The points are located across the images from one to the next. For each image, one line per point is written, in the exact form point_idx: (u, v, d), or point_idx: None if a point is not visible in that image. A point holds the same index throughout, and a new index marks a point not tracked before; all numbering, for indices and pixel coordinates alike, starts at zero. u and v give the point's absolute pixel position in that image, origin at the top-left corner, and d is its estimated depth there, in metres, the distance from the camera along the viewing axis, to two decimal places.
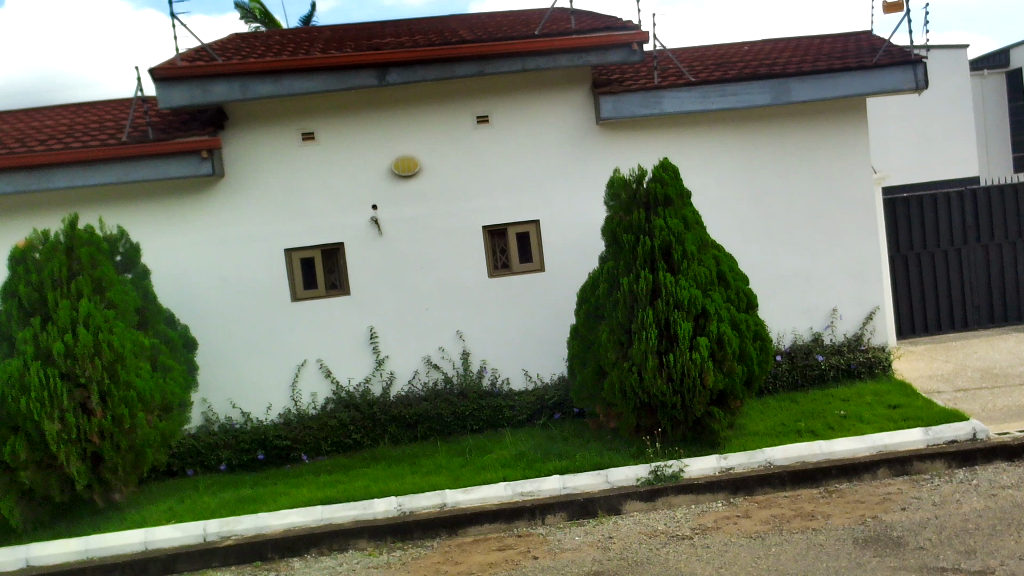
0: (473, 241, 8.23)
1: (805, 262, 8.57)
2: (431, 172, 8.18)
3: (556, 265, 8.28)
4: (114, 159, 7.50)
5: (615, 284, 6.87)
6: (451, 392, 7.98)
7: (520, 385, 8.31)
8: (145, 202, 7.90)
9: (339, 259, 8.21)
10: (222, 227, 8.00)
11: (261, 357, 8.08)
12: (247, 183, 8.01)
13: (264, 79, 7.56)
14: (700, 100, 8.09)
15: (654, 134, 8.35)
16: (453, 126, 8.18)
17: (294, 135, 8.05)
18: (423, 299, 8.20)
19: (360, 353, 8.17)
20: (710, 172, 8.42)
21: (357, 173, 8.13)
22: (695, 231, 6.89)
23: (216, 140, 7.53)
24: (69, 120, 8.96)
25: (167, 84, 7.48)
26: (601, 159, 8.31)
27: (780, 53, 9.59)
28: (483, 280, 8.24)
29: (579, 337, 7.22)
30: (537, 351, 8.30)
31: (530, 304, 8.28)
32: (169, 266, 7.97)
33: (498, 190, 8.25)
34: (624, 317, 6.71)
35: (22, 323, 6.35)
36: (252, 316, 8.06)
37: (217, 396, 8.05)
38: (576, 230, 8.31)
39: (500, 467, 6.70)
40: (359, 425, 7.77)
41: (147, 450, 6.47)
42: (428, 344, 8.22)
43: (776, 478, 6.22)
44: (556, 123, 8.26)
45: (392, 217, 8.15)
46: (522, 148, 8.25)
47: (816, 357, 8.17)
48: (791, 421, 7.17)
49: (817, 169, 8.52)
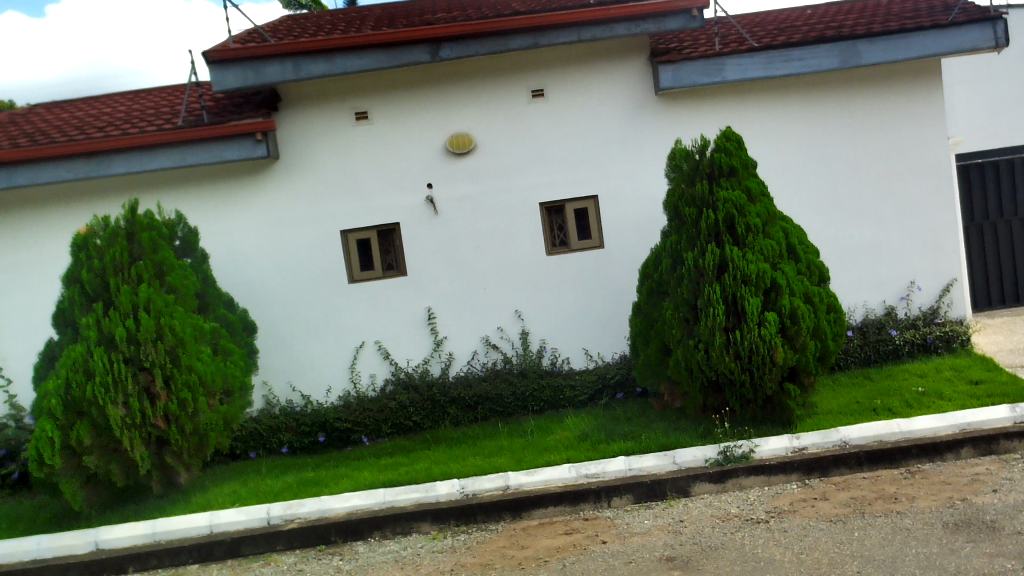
0: (531, 218, 8.06)
1: (876, 233, 8.20)
2: (487, 149, 8.02)
3: (616, 242, 8.07)
4: (171, 144, 7.50)
5: (679, 259, 6.64)
6: (511, 372, 7.86)
7: (580, 365, 8.14)
8: (202, 186, 7.89)
9: (395, 239, 8.12)
10: (278, 210, 7.96)
11: (320, 340, 8.04)
12: (302, 164, 7.95)
13: (316, 58, 7.46)
14: (765, 67, 7.77)
15: (715, 103, 8.04)
16: (507, 101, 8.00)
17: (347, 115, 7.96)
18: (481, 279, 8.07)
19: (418, 335, 8.08)
20: (775, 141, 8.09)
21: (412, 151, 8.01)
22: (763, 203, 6.61)
23: (270, 122, 7.47)
24: (126, 107, 9.01)
25: (221, 66, 7.44)
26: (660, 131, 8.05)
27: (845, 15, 9.17)
28: (541, 258, 8.07)
29: (642, 314, 7.02)
30: (597, 330, 8.13)
31: (590, 283, 8.09)
32: (227, 250, 7.97)
33: (556, 166, 8.05)
34: (689, 293, 6.49)
35: (86, 309, 6.38)
36: (310, 299, 8.02)
37: (277, 379, 8.05)
38: (635, 205, 8.07)
39: (564, 449, 6.54)
40: (419, 408, 7.71)
41: (210, 433, 6.50)
42: (486, 325, 8.09)
43: (852, 458, 5.97)
44: (614, 94, 8.01)
45: (448, 196, 8.02)
46: (579, 121, 8.03)
47: (890, 332, 7.84)
48: (866, 398, 6.88)
49: (889, 136, 8.13)
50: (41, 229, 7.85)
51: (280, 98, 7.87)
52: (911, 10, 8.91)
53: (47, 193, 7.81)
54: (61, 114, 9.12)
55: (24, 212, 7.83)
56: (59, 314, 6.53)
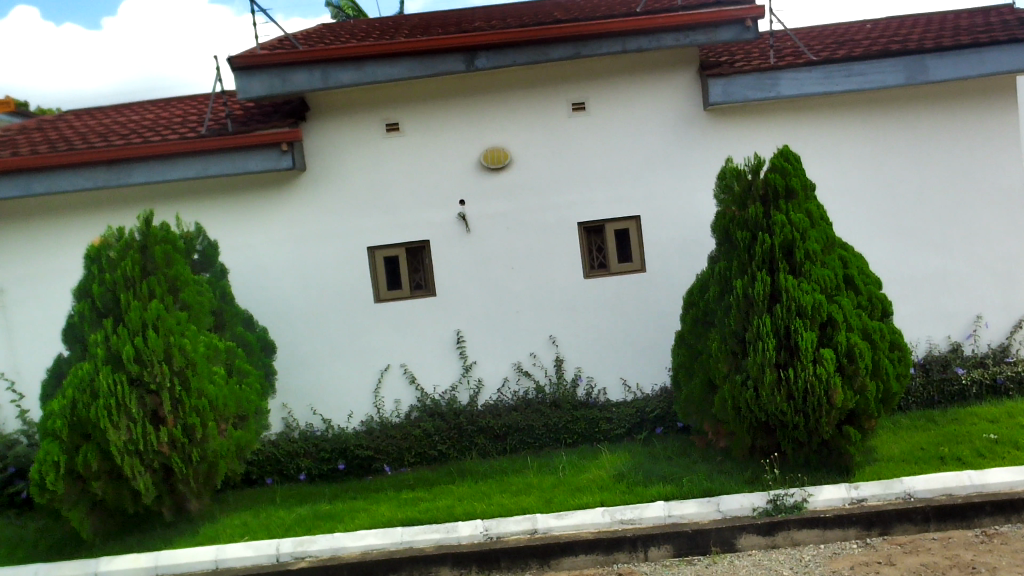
0: (569, 238, 7.60)
1: (942, 263, 7.59)
2: (524, 164, 7.58)
3: (659, 266, 7.57)
4: (194, 153, 7.18)
5: (727, 288, 6.13)
6: (543, 402, 7.38)
7: (617, 396, 7.63)
8: (225, 198, 7.56)
9: (425, 257, 7.71)
10: (303, 224, 7.60)
11: (342, 362, 7.64)
12: (329, 177, 7.59)
13: (345, 66, 7.10)
14: (823, 82, 7.24)
15: (769, 120, 7.52)
16: (547, 114, 7.56)
17: (377, 126, 7.58)
18: (514, 302, 7.61)
19: (446, 359, 7.65)
20: (832, 161, 7.54)
21: (444, 165, 7.60)
22: (821, 228, 6.07)
23: (296, 132, 7.11)
24: (153, 115, 8.74)
25: (247, 73, 7.11)
26: (709, 149, 7.54)
27: (909, 28, 8.60)
28: (578, 280, 7.60)
29: (685, 345, 6.51)
30: (637, 359, 7.62)
31: (630, 309, 7.60)
32: (249, 265, 7.62)
33: (596, 184, 7.59)
34: (737, 325, 5.97)
35: (96, 324, 6.07)
36: (333, 318, 7.63)
37: (298, 401, 7.66)
38: (680, 227, 7.57)
39: (597, 490, 6.02)
40: (445, 437, 7.26)
41: (220, 460, 6.13)
42: (518, 350, 7.63)
43: (918, 514, 5.40)
44: (659, 109, 7.54)
45: (480, 213, 7.59)
46: (623, 137, 7.56)
47: (956, 371, 7.22)
48: (930, 445, 6.28)
49: (957, 158, 7.54)
50: (60, 239, 7.58)
51: (308, 107, 7.53)
52: (981, 24, 8.31)
53: (67, 202, 7.54)
54: (88, 121, 8.88)
55: (43, 221, 7.57)
56: (69, 329, 6.22)
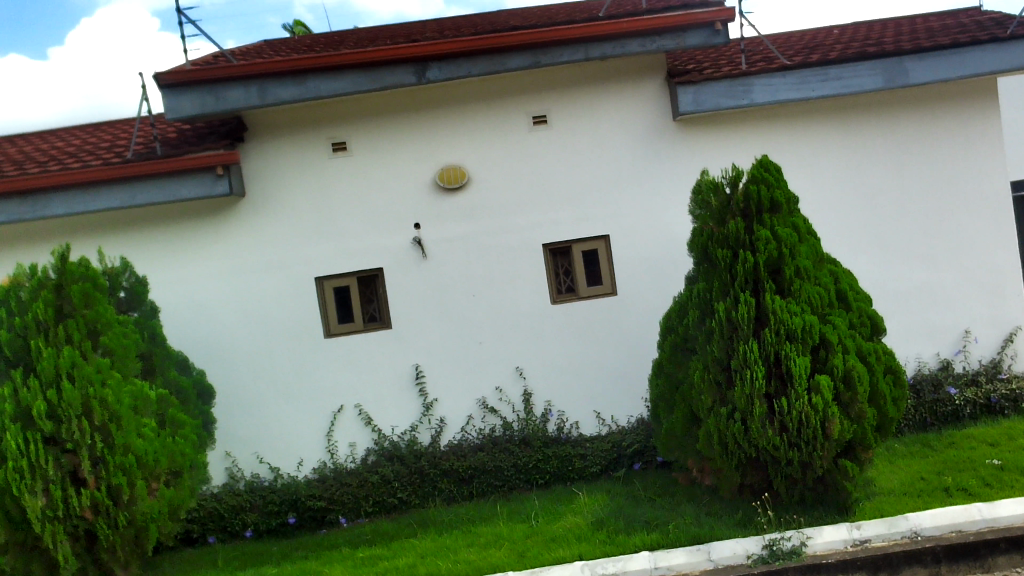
0: (533, 261, 7.05)
1: (928, 276, 7.18)
2: (483, 183, 7.03)
3: (631, 288, 7.06)
4: (118, 181, 6.52)
5: (708, 311, 5.62)
6: (512, 440, 6.81)
7: (591, 430, 7.08)
8: (156, 228, 6.90)
9: (378, 287, 7.11)
10: (243, 254, 6.96)
11: (291, 404, 6.99)
12: (271, 203, 6.97)
13: (285, 81, 6.50)
14: (798, 88, 6.81)
15: (742, 130, 7.07)
16: (506, 128, 7.03)
17: (323, 146, 6.98)
18: (476, 332, 7.03)
19: (405, 396, 7.03)
20: (810, 171, 7.10)
21: (397, 186, 7.02)
22: (809, 243, 5.61)
23: (233, 155, 6.49)
24: (79, 140, 8.05)
25: (175, 91, 6.48)
26: (680, 162, 7.07)
27: (880, 32, 8.24)
28: (545, 306, 7.05)
29: (664, 374, 5.98)
30: (610, 390, 7.08)
31: (602, 335, 7.06)
32: (185, 301, 6.95)
33: (561, 202, 7.06)
34: (720, 351, 5.45)
35: (5, 375, 5.38)
36: (280, 356, 6.98)
37: (242, 448, 6.98)
38: (652, 246, 7.06)
39: (574, 540, 5.44)
40: (405, 483, 6.65)
41: (150, 525, 5.42)
42: (482, 384, 7.05)
43: (928, 555, 4.90)
44: (626, 121, 7.05)
45: (437, 237, 7.02)
46: (588, 151, 7.06)
47: (948, 391, 6.78)
48: (931, 475, 5.81)
49: (939, 165, 7.16)
50: None
51: (245, 127, 6.90)
52: (956, 25, 7.96)
53: None
54: (7, 149, 8.16)
55: None
56: None
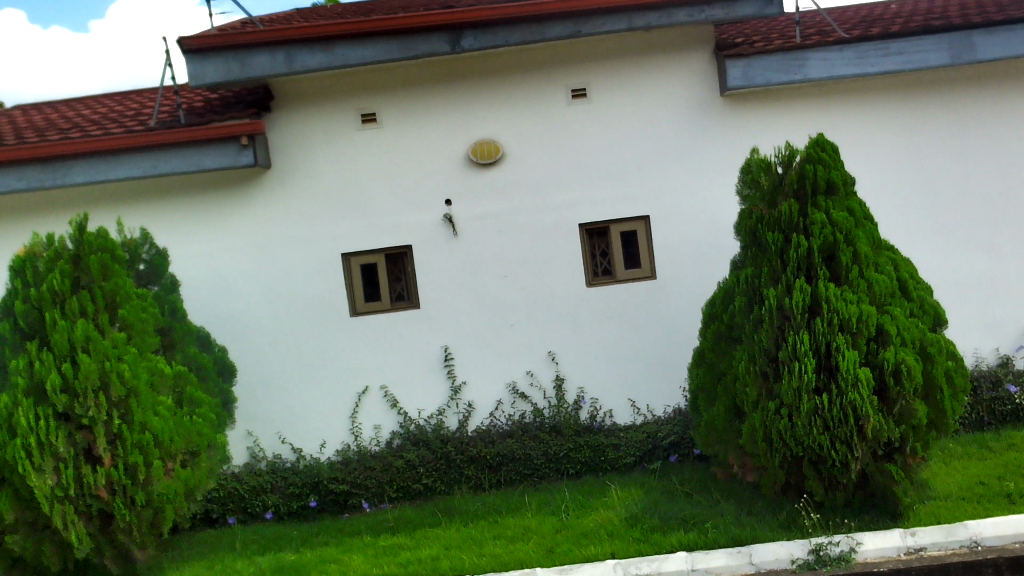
0: (570, 241, 6.73)
1: (990, 266, 6.74)
2: (518, 158, 6.72)
3: (671, 272, 6.72)
4: (141, 149, 6.30)
5: (757, 299, 5.29)
6: (543, 428, 6.54)
7: (625, 419, 6.78)
8: (180, 199, 6.68)
9: (407, 265, 6.84)
10: (268, 228, 6.72)
11: (316, 383, 6.77)
12: (298, 176, 6.71)
13: (312, 48, 6.22)
14: (855, 63, 6.39)
15: (794, 107, 6.66)
16: (543, 101, 6.70)
17: (352, 117, 6.71)
18: (508, 314, 6.74)
19: (432, 379, 6.78)
20: (866, 151, 6.68)
21: (428, 160, 6.73)
22: (866, 228, 5.24)
23: (258, 124, 6.23)
24: (104, 108, 7.85)
25: (200, 57, 6.23)
26: (726, 139, 6.69)
27: (943, 5, 7.76)
28: (580, 289, 6.74)
29: (706, 364, 5.65)
30: (647, 378, 6.77)
31: (639, 321, 6.74)
32: (208, 275, 6.73)
33: (599, 180, 6.72)
34: (768, 342, 5.12)
35: (19, 348, 5.19)
36: (304, 334, 6.75)
37: (265, 428, 6.78)
38: (695, 228, 6.71)
39: (606, 537, 5.15)
40: (431, 469, 6.40)
41: (166, 506, 5.19)
42: (513, 369, 6.77)
43: (989, 567, 4.55)
44: (670, 96, 6.68)
45: (469, 214, 6.72)
46: (629, 128, 6.71)
47: (1007, 389, 6.37)
48: (991, 479, 5.43)
49: (1005, 148, 6.71)
50: None
51: (273, 97, 6.65)
52: None
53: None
54: (33, 116, 7.98)
55: None
56: None
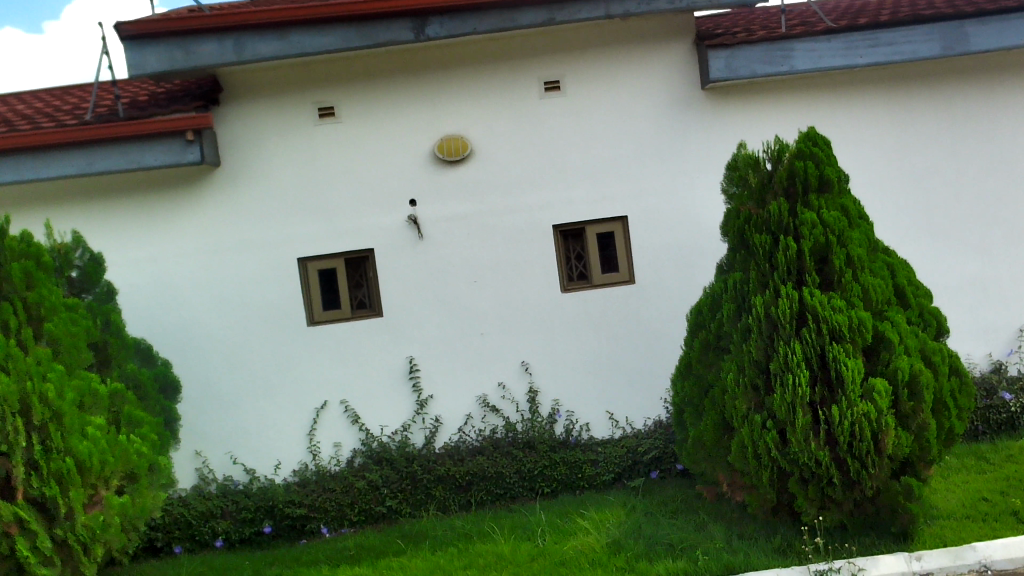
0: (543, 244, 6.31)
1: (981, 267, 6.44)
2: (488, 156, 6.28)
3: (651, 276, 6.33)
4: (75, 145, 5.76)
5: (745, 305, 4.89)
6: (516, 444, 6.12)
7: (603, 433, 6.37)
8: (120, 199, 6.14)
9: (368, 270, 6.37)
10: (218, 231, 6.21)
11: (271, 399, 6.27)
12: (249, 174, 6.21)
13: (263, 35, 5.73)
14: (844, 54, 6.05)
15: (779, 100, 6.31)
16: (514, 94, 6.27)
17: (307, 111, 6.22)
18: (478, 322, 6.30)
19: (397, 393, 6.31)
20: (854, 148, 6.35)
21: (391, 158, 6.26)
22: (861, 228, 4.85)
23: (204, 118, 5.73)
24: (40, 102, 7.28)
25: (139, 44, 5.71)
26: (708, 135, 6.31)
27: None
28: (554, 295, 6.32)
29: (692, 376, 5.24)
30: (626, 389, 6.37)
31: (617, 329, 6.34)
32: (152, 283, 6.20)
33: (574, 178, 6.31)
34: (758, 352, 4.72)
35: None
36: (257, 346, 6.25)
37: (215, 447, 6.26)
38: (675, 229, 6.33)
39: (586, 565, 4.72)
40: (395, 490, 5.95)
41: (92, 543, 4.66)
42: (483, 381, 6.32)
43: None
44: (648, 89, 6.29)
45: (435, 215, 6.27)
46: (606, 123, 6.30)
47: (1003, 396, 6.06)
48: (994, 495, 5.10)
49: (996, 144, 6.42)
50: None
51: (221, 89, 6.14)
52: None
53: None
54: None
55: None
56: None
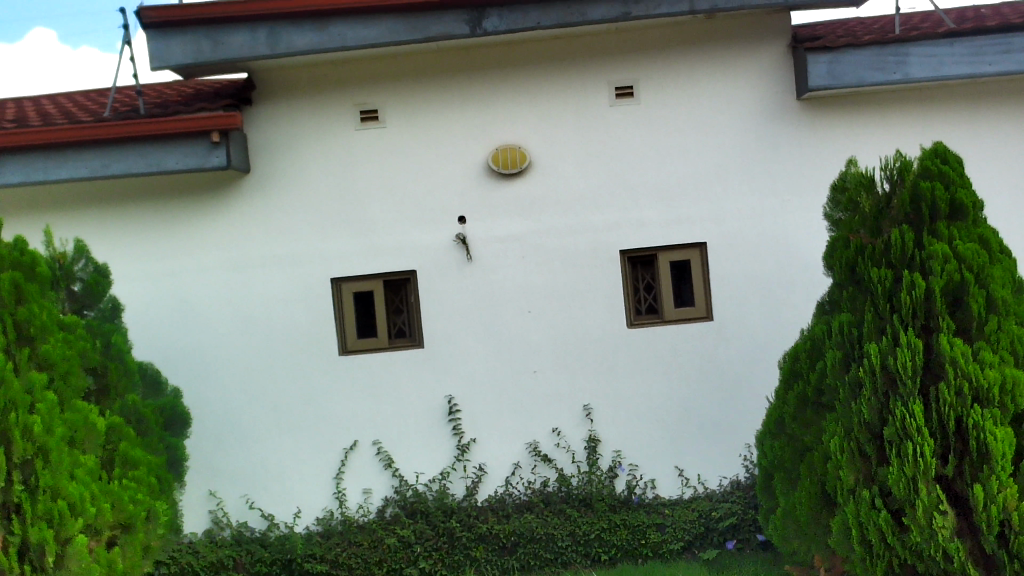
0: (609, 272, 5.51)
1: None
2: (548, 169, 5.53)
3: (732, 312, 5.49)
4: (90, 144, 5.19)
5: (855, 354, 4.02)
6: (569, 502, 5.33)
7: (670, 493, 5.51)
8: (140, 206, 5.54)
9: (409, 294, 5.65)
10: (244, 245, 5.57)
11: (295, 436, 5.56)
12: (282, 183, 5.56)
13: (300, 26, 5.10)
14: (970, 60, 5.17)
15: (887, 115, 5.45)
16: (581, 101, 5.52)
17: (347, 114, 5.56)
18: (531, 359, 5.52)
19: (436, 435, 5.54)
20: (975, 172, 5.45)
21: (439, 169, 5.55)
22: (1004, 265, 3.87)
23: (231, 118, 5.11)
24: (66, 102, 6.76)
25: (164, 33, 5.13)
26: (804, 153, 5.48)
27: None
28: (619, 331, 5.51)
29: (785, 434, 4.36)
30: (699, 442, 5.51)
31: (690, 372, 5.49)
32: (170, 300, 5.57)
33: (646, 198, 5.51)
34: (871, 414, 3.84)
35: None
36: (282, 375, 5.55)
37: (230, 488, 5.57)
38: (762, 259, 5.48)
39: None
40: (430, 549, 5.16)
41: None
42: (535, 426, 5.53)
43: None
44: (735, 98, 5.49)
45: (486, 235, 5.53)
46: (685, 136, 5.51)
47: None
48: None
49: None
50: None
51: (253, 88, 5.52)
52: None
53: None
54: None
55: None
56: None
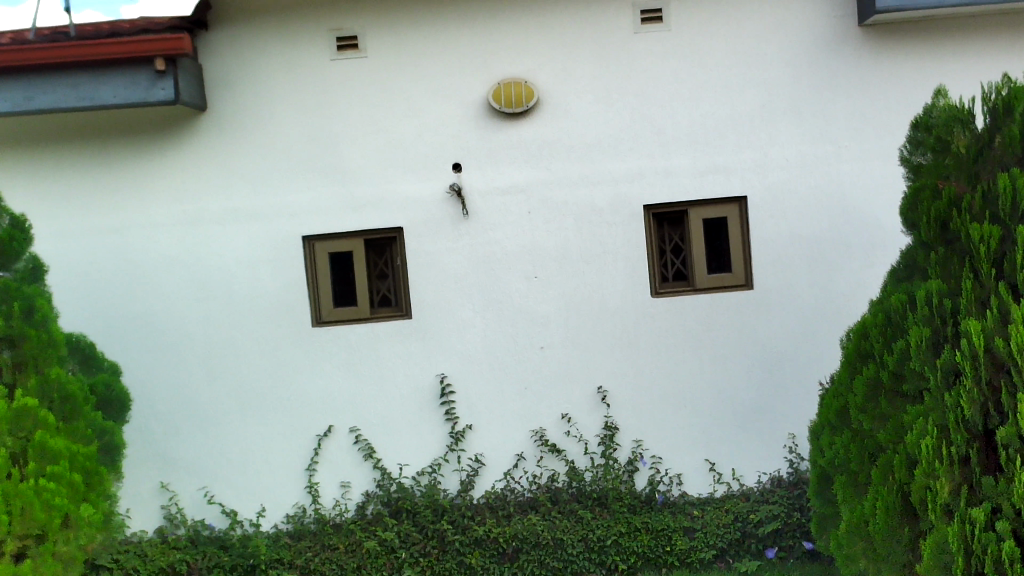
0: (630, 230, 4.65)
1: None
2: (559, 107, 4.65)
3: (776, 280, 4.64)
4: (10, 71, 4.33)
5: (949, 332, 3.01)
6: (581, 501, 4.55)
7: (698, 490, 4.71)
8: (80, 147, 4.70)
9: (395, 256, 4.81)
10: (200, 195, 4.72)
11: (261, 420, 4.75)
12: (245, 123, 4.70)
13: None
14: None
15: (964, 46, 4.57)
16: (599, 26, 4.63)
17: (323, 42, 4.68)
18: (538, 332, 4.69)
19: (424, 421, 4.73)
20: None
21: (430, 106, 4.68)
22: None
23: (177, 41, 4.24)
24: None
25: None
26: (865, 91, 4.60)
27: None
28: (641, 300, 4.66)
29: (850, 428, 3.35)
30: (733, 432, 4.70)
31: (724, 350, 4.66)
32: (115, 260, 4.74)
33: (675, 142, 4.63)
34: (976, 411, 2.83)
35: None
36: (245, 349, 4.74)
37: (188, 479, 4.78)
38: (812, 216, 4.61)
39: None
40: (416, 555, 4.36)
41: None
42: (542, 410, 4.71)
43: None
44: (784, 23, 4.59)
45: (485, 185, 4.67)
46: (723, 68, 4.62)
47: None
48: None
49: None
50: None
51: (209, 7, 4.60)
52: None
53: None
54: None
55: None
56: None
